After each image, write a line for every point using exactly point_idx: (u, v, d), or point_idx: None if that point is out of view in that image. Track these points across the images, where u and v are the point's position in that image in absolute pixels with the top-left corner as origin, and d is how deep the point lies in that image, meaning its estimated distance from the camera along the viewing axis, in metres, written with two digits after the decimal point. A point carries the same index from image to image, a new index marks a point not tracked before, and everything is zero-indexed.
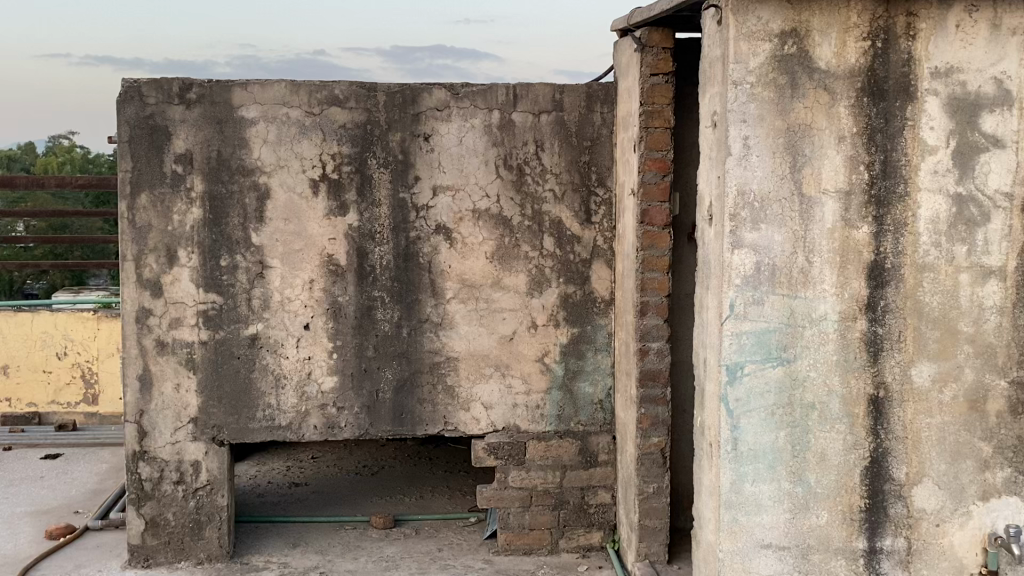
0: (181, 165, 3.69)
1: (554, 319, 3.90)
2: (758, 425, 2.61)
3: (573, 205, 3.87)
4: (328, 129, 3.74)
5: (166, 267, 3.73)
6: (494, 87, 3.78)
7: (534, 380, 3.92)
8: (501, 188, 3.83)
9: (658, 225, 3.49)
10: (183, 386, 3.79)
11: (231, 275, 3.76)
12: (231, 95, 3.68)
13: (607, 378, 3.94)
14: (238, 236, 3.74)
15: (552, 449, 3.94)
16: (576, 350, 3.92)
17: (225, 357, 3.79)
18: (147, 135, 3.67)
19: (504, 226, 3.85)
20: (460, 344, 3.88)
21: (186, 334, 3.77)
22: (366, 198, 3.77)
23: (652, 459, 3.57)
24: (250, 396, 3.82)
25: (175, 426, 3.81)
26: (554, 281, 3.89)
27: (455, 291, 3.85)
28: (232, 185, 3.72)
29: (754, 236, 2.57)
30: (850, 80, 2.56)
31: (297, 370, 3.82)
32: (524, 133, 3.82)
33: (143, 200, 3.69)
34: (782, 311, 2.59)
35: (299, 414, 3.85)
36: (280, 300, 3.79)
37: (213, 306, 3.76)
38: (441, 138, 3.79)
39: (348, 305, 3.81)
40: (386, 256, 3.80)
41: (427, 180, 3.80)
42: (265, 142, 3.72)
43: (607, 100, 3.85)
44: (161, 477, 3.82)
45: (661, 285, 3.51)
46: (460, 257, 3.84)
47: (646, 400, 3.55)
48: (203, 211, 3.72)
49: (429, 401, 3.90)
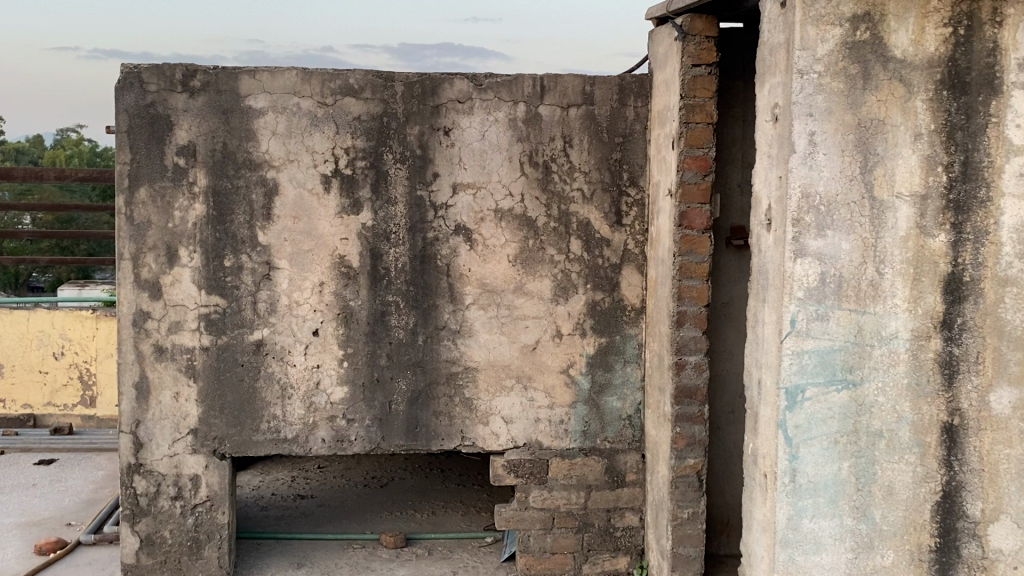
0: (184, 158, 3.44)
1: (581, 328, 3.64)
2: (819, 455, 2.35)
3: (603, 206, 3.60)
4: (342, 121, 3.48)
5: (165, 267, 3.47)
6: (520, 78, 3.52)
7: (558, 394, 3.65)
8: (526, 186, 3.57)
9: (698, 229, 3.22)
10: (182, 395, 3.53)
11: (235, 277, 3.50)
12: (238, 83, 3.43)
13: (637, 392, 3.68)
14: (243, 235, 3.49)
15: (576, 468, 3.68)
16: (603, 362, 3.66)
17: (228, 364, 3.53)
18: (148, 124, 3.41)
19: (529, 228, 3.58)
20: (480, 354, 3.61)
21: (186, 339, 3.51)
22: (381, 196, 3.51)
23: (688, 483, 3.30)
24: (254, 406, 3.56)
25: (172, 438, 3.54)
26: (582, 287, 3.62)
27: (475, 296, 3.59)
28: (238, 180, 3.46)
29: (819, 244, 2.30)
30: (928, 71, 2.28)
31: (305, 379, 3.56)
32: (552, 128, 3.55)
33: (142, 194, 3.43)
34: (848, 328, 2.33)
35: (307, 426, 3.59)
36: (287, 303, 3.53)
37: (216, 309, 3.50)
38: (462, 132, 3.53)
39: (361, 310, 3.55)
40: (402, 258, 3.54)
41: (446, 178, 3.54)
42: (273, 134, 3.46)
43: (640, 93, 3.58)
44: (158, 492, 3.56)
45: (700, 294, 3.24)
46: (481, 260, 3.58)
47: (682, 418, 3.27)
48: (206, 208, 3.46)
49: (446, 414, 3.63)
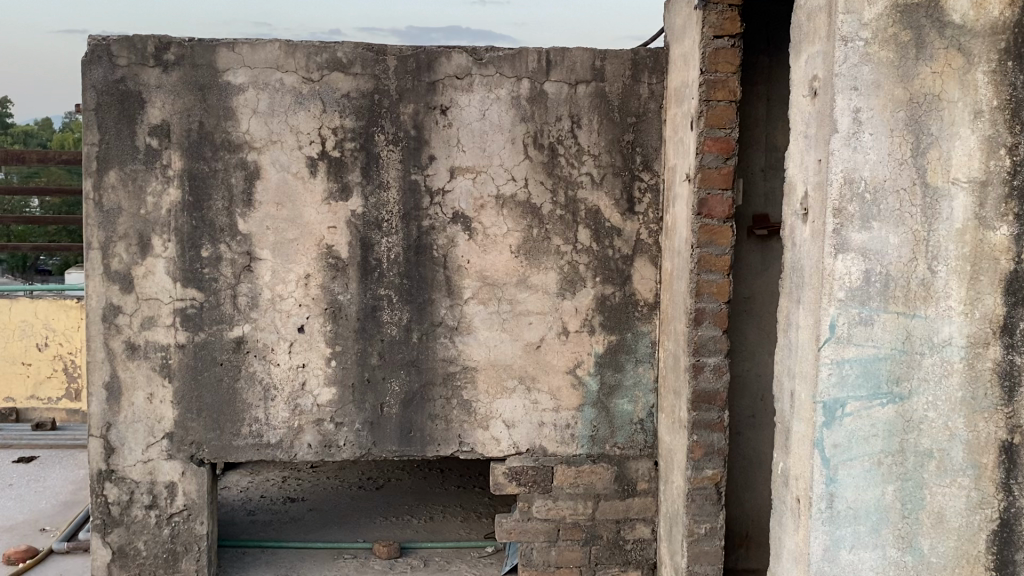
0: (157, 139, 3.15)
1: (589, 325, 3.35)
2: (860, 478, 2.06)
3: (614, 191, 3.31)
4: (328, 99, 3.19)
5: (138, 257, 3.19)
6: (524, 51, 3.22)
7: (564, 396, 3.37)
8: (530, 171, 3.28)
9: (719, 218, 2.92)
10: (156, 396, 3.25)
11: (213, 268, 3.22)
12: (215, 57, 3.14)
13: (649, 395, 3.40)
14: (222, 222, 3.20)
15: (583, 476, 3.40)
16: (613, 361, 3.37)
17: (205, 363, 3.25)
18: (117, 102, 3.13)
19: (533, 217, 3.29)
20: (479, 353, 3.33)
21: (161, 336, 3.23)
22: (372, 180, 3.22)
23: (705, 496, 3.01)
24: (235, 408, 3.28)
25: (146, 442, 3.28)
26: (590, 280, 3.33)
27: (475, 290, 3.31)
28: (216, 162, 3.18)
29: (864, 238, 2.01)
30: (991, 39, 1.97)
31: (290, 380, 3.29)
32: (558, 107, 3.25)
33: (112, 178, 3.15)
34: (896, 334, 2.03)
35: (292, 430, 3.31)
36: (270, 298, 3.25)
37: (192, 303, 3.23)
38: (461, 111, 3.23)
39: (350, 304, 3.27)
40: (394, 248, 3.25)
41: (443, 161, 3.25)
42: (254, 113, 3.17)
43: (656, 69, 3.28)
44: (131, 501, 3.29)
45: (720, 290, 2.94)
46: (481, 251, 3.30)
47: (699, 425, 2.99)
48: (181, 193, 3.18)
49: (442, 418, 3.35)
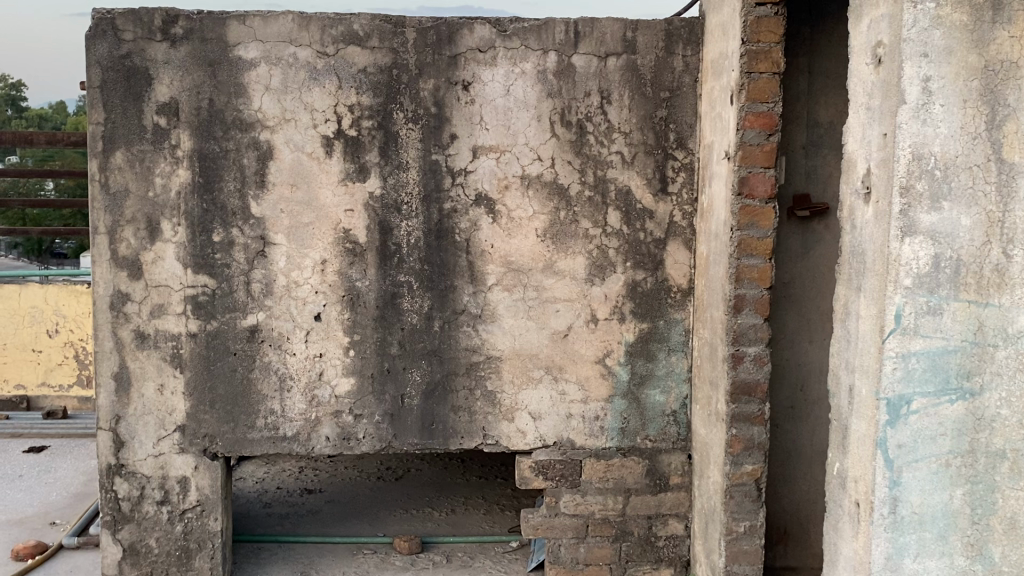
0: (166, 118, 3.00)
1: (619, 312, 3.19)
2: (926, 480, 1.89)
3: (645, 171, 3.13)
4: (345, 74, 3.02)
5: (146, 243, 3.05)
6: (551, 22, 3.04)
7: (592, 387, 3.21)
8: (557, 149, 3.10)
9: (760, 198, 2.74)
10: (167, 388, 3.11)
11: (225, 254, 3.07)
12: (226, 30, 2.98)
13: (682, 385, 3.23)
14: (234, 205, 3.05)
15: (613, 470, 3.24)
16: (645, 350, 3.21)
17: (218, 353, 3.11)
18: (123, 79, 2.97)
19: (560, 198, 3.12)
20: (504, 342, 3.17)
21: (171, 325, 3.09)
22: (391, 161, 3.06)
23: (744, 493, 2.86)
24: (249, 400, 3.14)
25: (157, 436, 3.14)
26: (621, 265, 3.17)
27: (499, 276, 3.14)
28: (227, 142, 3.02)
29: (933, 219, 1.83)
30: None
31: (306, 370, 3.14)
32: (587, 81, 3.08)
33: (118, 159, 3.00)
34: (967, 324, 1.85)
35: (308, 423, 3.17)
36: (285, 285, 3.10)
37: (204, 290, 3.08)
38: (484, 86, 3.06)
39: (369, 291, 3.11)
40: (415, 231, 3.09)
41: (466, 140, 3.08)
42: (266, 90, 3.01)
43: (690, 40, 3.10)
44: (142, 496, 3.16)
45: (762, 275, 2.77)
46: (505, 235, 3.13)
47: (738, 418, 2.83)
48: (191, 174, 3.02)
49: (465, 410, 3.20)
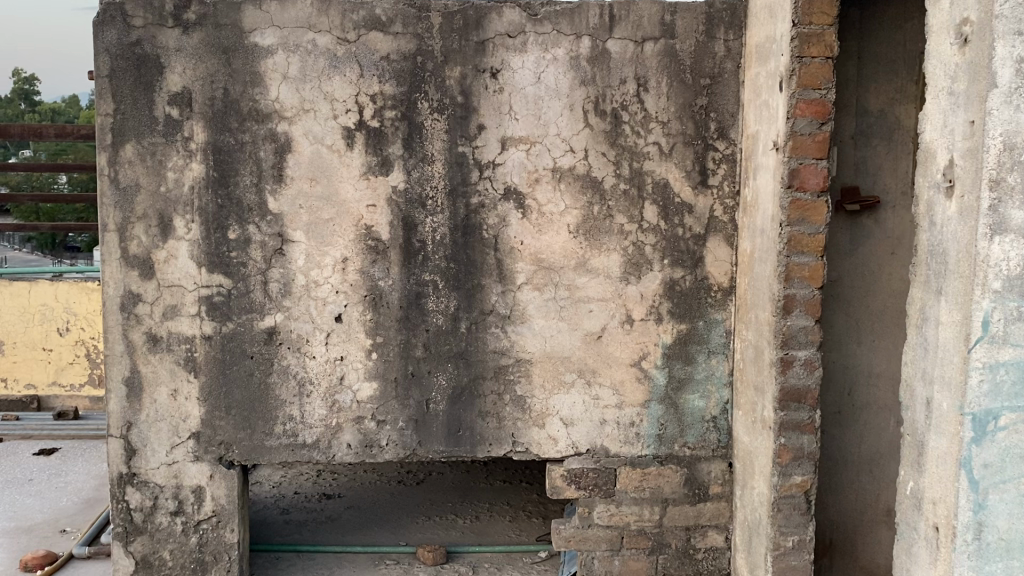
0: (178, 108, 2.84)
1: (656, 313, 3.01)
2: (1014, 503, 1.72)
3: (684, 163, 2.96)
4: (366, 62, 2.85)
5: (158, 240, 2.89)
6: (585, 5, 2.86)
7: (628, 391, 3.04)
8: (591, 140, 2.93)
9: (812, 191, 2.56)
10: (181, 393, 2.96)
11: (241, 252, 2.91)
12: (241, 16, 2.82)
13: (723, 390, 3.06)
14: (250, 200, 2.89)
15: (650, 479, 3.07)
16: (683, 353, 3.04)
17: (234, 357, 2.95)
18: (133, 67, 2.81)
19: (594, 192, 2.95)
20: (534, 344, 3.00)
21: (185, 327, 2.93)
22: (415, 153, 2.89)
23: (793, 505, 2.68)
24: (267, 406, 2.98)
25: (171, 443, 2.99)
26: (657, 263, 2.99)
27: (529, 274, 2.97)
28: (243, 134, 2.86)
29: None
30: None
31: (327, 374, 2.98)
32: (622, 68, 2.90)
33: (129, 152, 2.85)
34: None
35: (328, 429, 3.00)
36: (304, 285, 2.93)
37: (219, 290, 2.92)
38: (513, 74, 2.89)
39: (392, 291, 2.95)
40: (440, 228, 2.93)
41: (494, 130, 2.91)
42: (284, 79, 2.85)
43: (732, 23, 2.92)
44: (155, 506, 3.02)
45: (813, 274, 2.59)
46: (536, 231, 2.96)
47: (787, 426, 2.66)
48: (205, 168, 2.87)
49: (494, 416, 3.03)
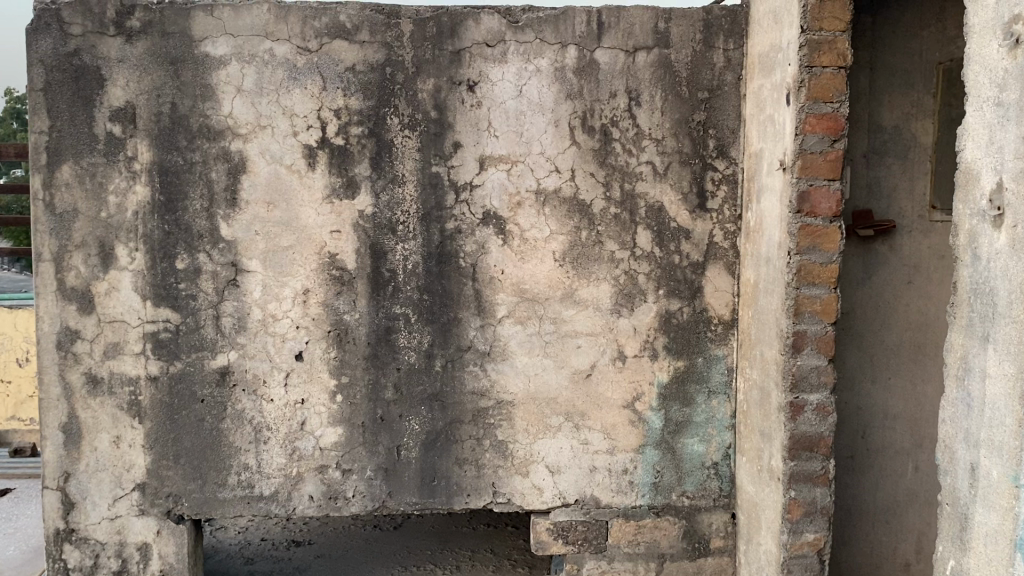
0: (120, 125, 2.56)
1: (651, 348, 2.73)
2: None
3: (680, 184, 2.69)
4: (329, 73, 2.58)
5: (98, 271, 2.60)
6: (570, 11, 2.60)
7: (620, 435, 2.76)
8: (578, 159, 2.66)
9: (824, 216, 2.30)
10: (124, 440, 2.67)
11: (191, 283, 2.62)
12: (191, 23, 2.55)
13: (725, 434, 2.78)
14: (200, 226, 2.61)
15: (645, 533, 2.79)
16: (681, 393, 2.76)
17: (183, 400, 2.66)
18: (71, 79, 2.53)
19: (582, 216, 2.68)
20: (516, 384, 2.72)
21: (129, 367, 2.64)
22: (384, 174, 2.62)
23: (805, 567, 2.40)
24: (220, 454, 2.69)
25: (113, 496, 2.69)
26: (652, 294, 2.71)
27: (511, 306, 2.70)
28: (193, 153, 2.58)
29: None
30: None
31: (286, 419, 2.69)
32: (612, 80, 2.64)
33: (65, 173, 2.56)
34: None
35: (289, 480, 2.71)
36: (261, 319, 2.65)
37: (166, 326, 2.64)
38: (492, 87, 2.63)
39: (359, 326, 2.67)
40: (412, 256, 2.65)
41: (471, 148, 2.64)
42: (238, 92, 2.58)
43: (732, 31, 2.66)
44: (95, 566, 2.72)
45: (826, 308, 2.32)
46: (518, 259, 2.68)
47: (798, 478, 2.37)
48: (151, 191, 2.59)
49: (472, 464, 2.74)
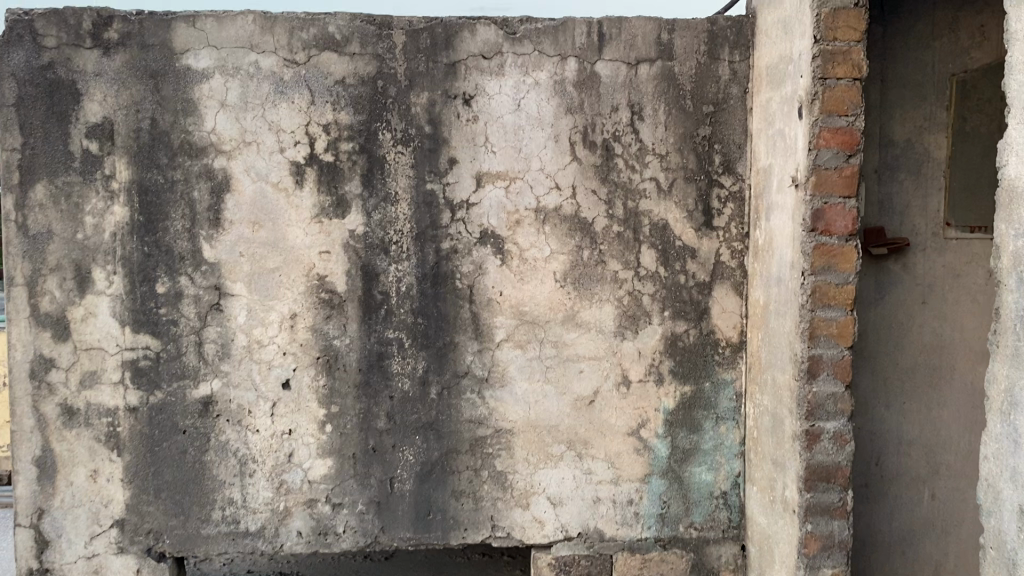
0: (98, 142, 2.43)
1: (656, 373, 2.61)
2: None
3: (685, 201, 2.58)
4: (318, 87, 2.46)
5: (74, 296, 2.46)
6: (570, 22, 2.50)
7: (624, 464, 2.63)
8: (579, 176, 2.55)
9: (840, 235, 2.19)
10: (101, 474, 2.52)
11: (172, 308, 2.49)
12: (172, 35, 2.43)
13: (734, 462, 2.65)
14: (182, 248, 2.47)
15: (651, 566, 2.67)
16: (688, 419, 2.64)
17: (164, 432, 2.52)
18: (45, 94, 2.40)
19: (583, 235, 2.56)
20: (516, 412, 2.59)
21: (106, 397, 2.50)
22: (376, 192, 2.49)
23: None
24: (203, 488, 2.54)
25: (90, 533, 2.54)
26: (656, 316, 2.60)
27: (510, 330, 2.57)
28: (174, 171, 2.45)
29: None
30: None
31: (273, 451, 2.55)
32: (614, 93, 2.53)
33: (39, 193, 2.42)
34: None
35: (276, 514, 2.57)
36: (246, 345, 2.52)
37: (146, 354, 2.50)
38: (489, 100, 2.51)
39: (350, 352, 2.53)
40: (406, 278, 2.52)
41: (467, 165, 2.52)
42: (222, 107, 2.45)
43: (738, 42, 2.55)
44: None
45: (843, 331, 2.21)
46: (517, 280, 2.56)
47: (815, 510, 2.25)
48: (130, 211, 2.45)
49: (469, 496, 2.61)
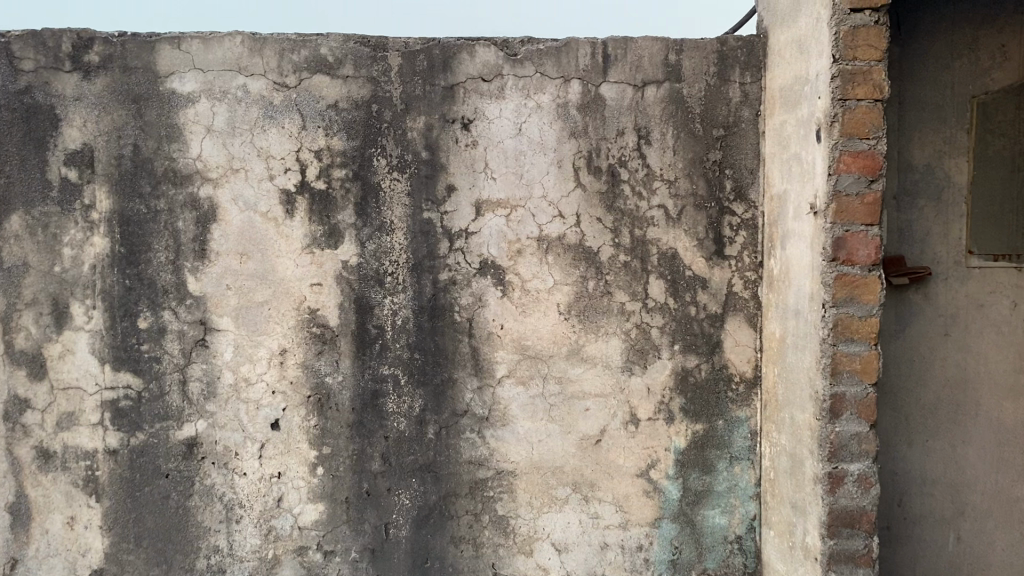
0: (77, 170, 2.31)
1: (666, 410, 2.48)
2: None
3: (695, 229, 2.45)
4: (309, 111, 2.35)
5: (51, 332, 2.33)
6: (573, 43, 2.39)
7: (633, 507, 2.49)
8: (583, 203, 2.42)
9: (862, 264, 2.06)
10: (79, 521, 2.37)
11: (155, 345, 2.36)
12: (156, 57, 2.31)
13: (749, 504, 2.50)
14: (166, 281, 2.35)
15: None
16: (700, 459, 2.49)
17: (146, 476, 2.38)
18: (22, 120, 2.29)
19: (588, 265, 2.43)
20: (518, 453, 2.45)
21: (85, 439, 2.36)
22: (370, 221, 2.37)
23: None
24: (187, 535, 2.40)
25: None
26: (666, 350, 2.46)
27: (511, 365, 2.44)
28: (158, 200, 2.33)
29: None
30: None
31: (260, 495, 2.41)
32: (619, 117, 2.41)
33: (15, 224, 2.30)
34: None
35: (264, 563, 2.42)
36: (233, 383, 2.38)
37: (127, 393, 2.36)
38: (489, 124, 2.39)
39: (342, 390, 2.40)
40: (401, 311, 2.39)
41: (466, 192, 2.40)
42: (208, 132, 2.33)
43: (749, 63, 2.44)
44: None
45: (866, 367, 2.08)
46: (518, 313, 2.43)
47: (839, 559, 2.11)
48: (110, 243, 2.33)
49: (469, 542, 2.46)
